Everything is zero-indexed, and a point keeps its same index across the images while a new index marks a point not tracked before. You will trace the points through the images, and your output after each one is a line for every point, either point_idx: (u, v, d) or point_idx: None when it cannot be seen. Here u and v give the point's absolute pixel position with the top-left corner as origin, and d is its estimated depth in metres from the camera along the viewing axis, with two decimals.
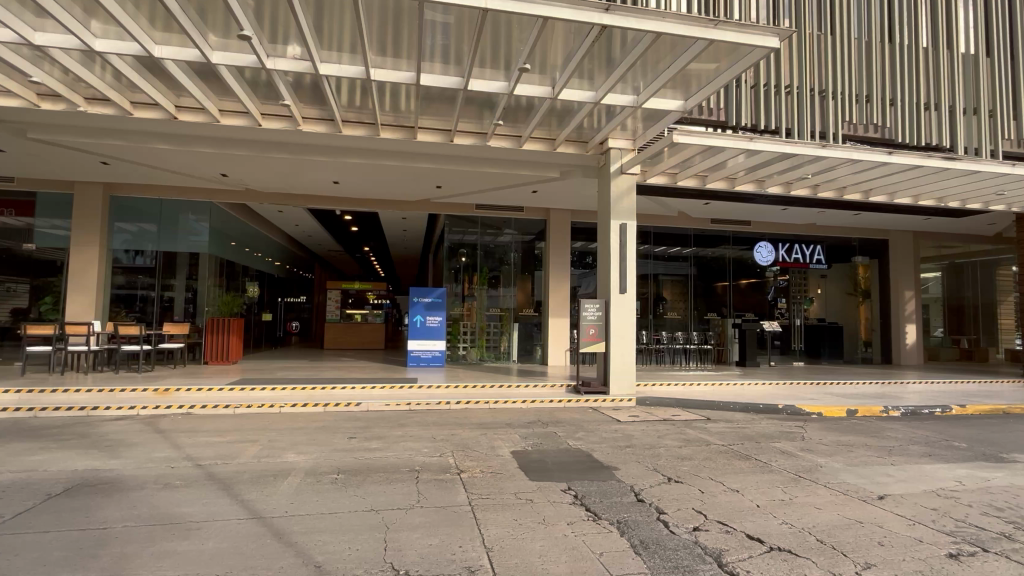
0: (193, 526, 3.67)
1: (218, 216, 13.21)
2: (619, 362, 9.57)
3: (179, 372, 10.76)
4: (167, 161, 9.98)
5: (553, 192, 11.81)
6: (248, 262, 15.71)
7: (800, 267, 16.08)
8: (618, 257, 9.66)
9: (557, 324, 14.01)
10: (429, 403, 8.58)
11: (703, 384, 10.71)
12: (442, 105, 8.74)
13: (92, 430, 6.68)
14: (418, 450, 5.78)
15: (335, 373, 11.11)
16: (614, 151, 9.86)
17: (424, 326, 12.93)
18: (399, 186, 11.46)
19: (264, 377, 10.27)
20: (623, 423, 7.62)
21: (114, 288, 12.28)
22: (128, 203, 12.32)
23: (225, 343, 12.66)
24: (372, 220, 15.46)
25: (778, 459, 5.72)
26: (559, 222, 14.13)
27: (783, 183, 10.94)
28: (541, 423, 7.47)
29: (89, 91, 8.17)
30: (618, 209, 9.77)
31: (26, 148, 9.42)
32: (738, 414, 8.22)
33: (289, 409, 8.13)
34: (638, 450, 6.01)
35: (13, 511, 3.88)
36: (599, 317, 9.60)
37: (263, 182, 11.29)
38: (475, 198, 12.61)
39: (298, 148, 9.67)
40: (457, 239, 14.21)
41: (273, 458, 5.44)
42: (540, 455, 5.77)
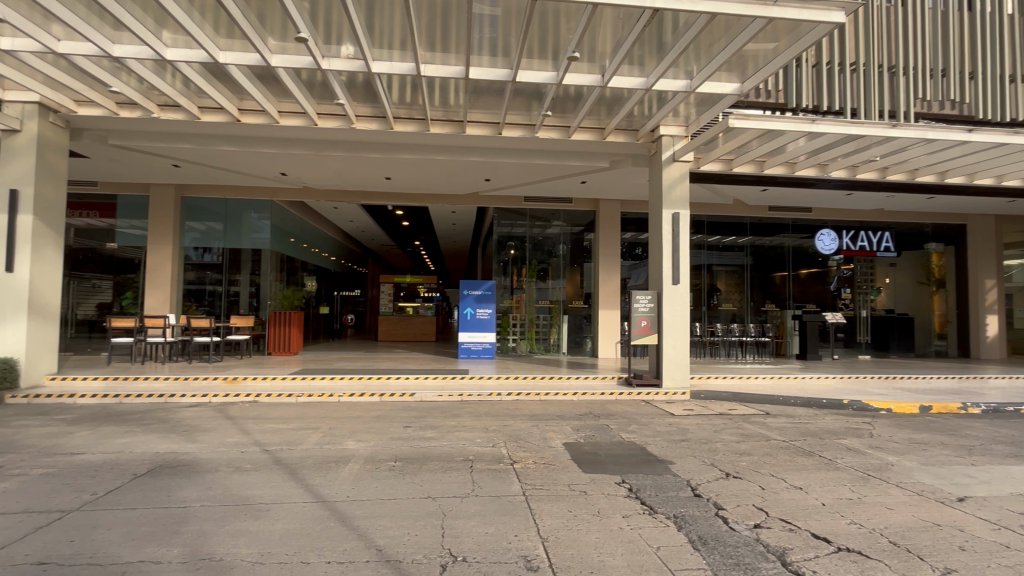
0: (263, 507, 3.88)
1: (278, 214, 13.74)
2: (673, 354, 9.36)
3: (245, 363, 11.35)
4: (231, 162, 10.49)
5: (603, 182, 11.64)
6: (306, 257, 16.33)
7: (866, 255, 15.21)
8: (671, 249, 9.43)
9: (608, 316, 13.85)
10: (481, 394, 8.69)
11: (760, 378, 10.36)
12: (491, 98, 8.78)
13: (170, 415, 7.17)
14: (472, 440, 5.88)
15: (389, 364, 11.44)
16: (666, 138, 9.61)
17: (475, 319, 13.08)
18: (449, 180, 11.59)
19: (323, 367, 10.69)
20: (677, 416, 7.48)
21: (184, 284, 13.09)
22: (197, 203, 13.04)
23: (285, 335, 13.17)
24: (422, 214, 15.74)
25: (845, 457, 5.47)
26: (609, 213, 13.92)
27: (849, 166, 10.34)
28: (593, 416, 7.43)
29: (161, 98, 8.68)
30: (670, 199, 9.53)
31: (107, 154, 10.13)
32: (800, 409, 7.90)
33: (348, 398, 8.43)
34: (694, 444, 5.88)
35: (104, 489, 4.21)
36: (652, 308, 9.41)
37: (319, 179, 11.69)
38: (524, 190, 12.60)
39: (352, 145, 9.94)
40: (506, 231, 14.20)
41: (334, 445, 5.67)
42: (593, 447, 5.75)
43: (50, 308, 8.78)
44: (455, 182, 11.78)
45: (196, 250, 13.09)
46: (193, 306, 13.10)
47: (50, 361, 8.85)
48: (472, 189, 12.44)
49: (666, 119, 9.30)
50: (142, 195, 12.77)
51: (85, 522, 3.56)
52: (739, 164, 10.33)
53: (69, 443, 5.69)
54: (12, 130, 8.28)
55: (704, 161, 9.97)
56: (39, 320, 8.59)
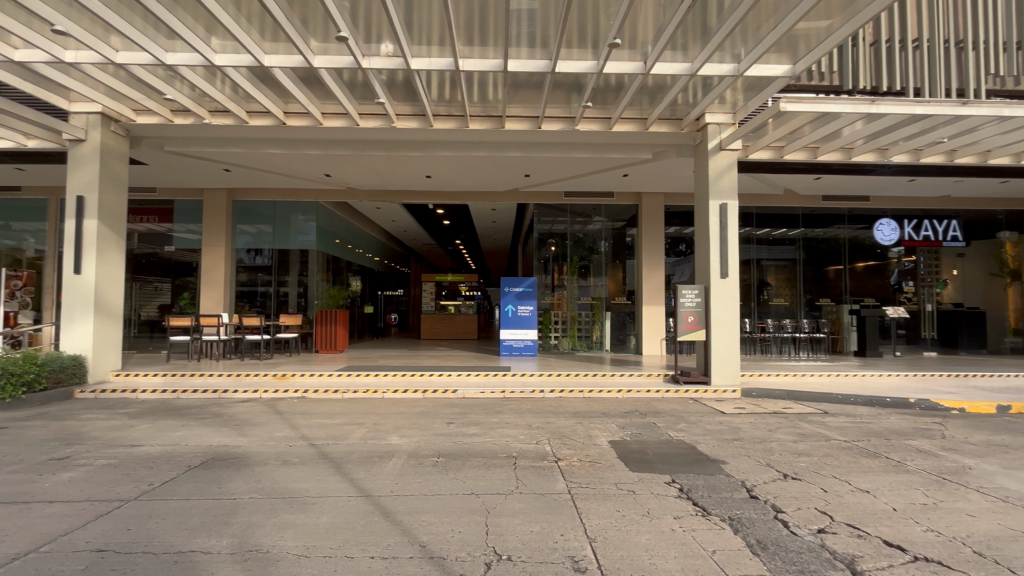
0: (309, 501, 3.91)
1: (324, 215, 14.07)
2: (722, 351, 9.00)
3: (294, 360, 11.64)
4: (278, 164, 10.78)
5: (645, 175, 11.35)
6: (351, 257, 16.66)
7: (931, 246, 14.28)
8: (719, 241, 9.08)
9: (653, 312, 13.51)
10: (523, 391, 8.61)
11: (816, 375, 9.83)
12: (530, 91, 8.70)
13: (223, 410, 7.40)
14: (515, 436, 5.80)
15: (432, 361, 11.50)
16: (712, 126, 9.26)
17: (516, 316, 13.00)
18: (489, 177, 11.56)
19: (368, 365, 10.85)
20: (728, 415, 7.19)
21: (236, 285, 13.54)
22: (247, 207, 13.49)
23: (331, 333, 13.48)
24: (463, 212, 15.79)
25: (916, 459, 5.09)
26: (652, 207, 13.58)
27: (912, 150, 9.70)
28: (639, 413, 7.23)
29: (212, 104, 9.00)
30: (717, 189, 9.18)
31: (163, 160, 10.57)
32: (862, 408, 7.45)
33: (392, 395, 8.51)
34: (747, 444, 5.61)
35: (160, 480, 4.35)
36: (698, 303, 9.10)
37: (362, 179, 11.87)
38: (564, 185, 12.43)
39: (393, 145, 10.03)
40: (547, 228, 14.07)
41: (378, 440, 5.70)
42: (640, 445, 5.58)
43: (114, 307, 9.25)
44: (495, 179, 11.73)
45: (247, 252, 13.53)
46: (244, 305, 13.55)
47: (114, 358, 9.32)
48: (512, 185, 12.37)
49: (711, 106, 8.98)
50: (196, 200, 13.31)
51: (141, 512, 3.66)
52: (791, 152, 9.86)
53: (129, 435, 5.94)
54: (77, 140, 8.76)
55: (753, 149, 9.57)
56: (104, 319, 9.06)
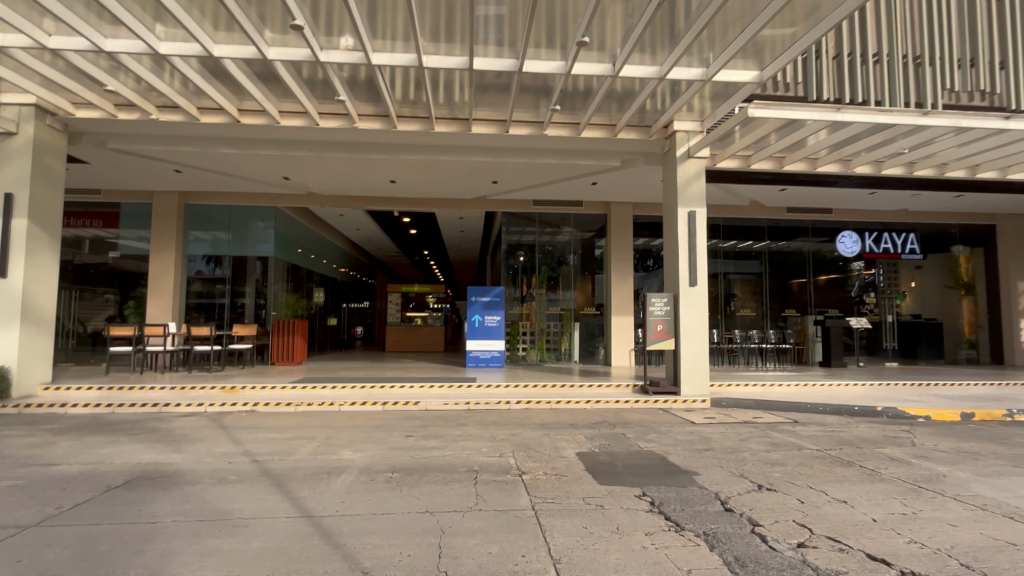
0: (240, 523, 3.46)
1: (283, 222, 13.52)
2: (691, 361, 8.85)
3: (248, 372, 11.00)
4: (233, 165, 10.25)
5: (614, 183, 11.25)
6: (313, 266, 16.06)
7: (890, 258, 14.60)
8: (687, 248, 9.00)
9: (622, 323, 13.36)
10: (489, 402, 8.24)
11: (785, 385, 9.77)
12: (497, 94, 8.50)
13: (162, 425, 6.81)
14: (477, 449, 5.44)
15: (395, 373, 11.04)
16: (681, 134, 9.22)
17: (483, 326, 12.65)
18: (456, 183, 11.27)
19: (327, 377, 10.31)
20: (699, 424, 6.99)
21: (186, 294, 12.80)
22: (202, 212, 12.87)
23: (290, 344, 12.89)
24: (430, 221, 15.43)
25: (889, 467, 4.94)
26: (621, 217, 13.50)
27: (873, 161, 9.85)
28: (608, 424, 6.96)
29: (160, 99, 8.48)
30: (685, 196, 9.10)
31: (107, 158, 9.92)
32: (831, 417, 7.36)
33: (349, 408, 8.04)
34: (719, 454, 5.39)
35: (71, 502, 3.83)
36: (667, 311, 8.93)
37: (323, 184, 11.42)
38: (532, 192, 12.24)
39: (355, 147, 9.65)
40: (515, 238, 13.82)
41: (328, 455, 5.26)
42: (609, 457, 5.29)
43: (45, 315, 8.53)
44: (462, 185, 11.44)
45: (200, 258, 12.86)
46: (197, 315, 12.80)
47: (44, 369, 8.57)
48: (480, 192, 12.13)
49: (679, 113, 8.95)
50: (145, 203, 12.59)
51: (38, 540, 3.17)
52: (757, 161, 9.89)
53: (47, 453, 5.34)
54: (8, 133, 8.10)
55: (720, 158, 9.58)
56: (33, 327, 8.34)
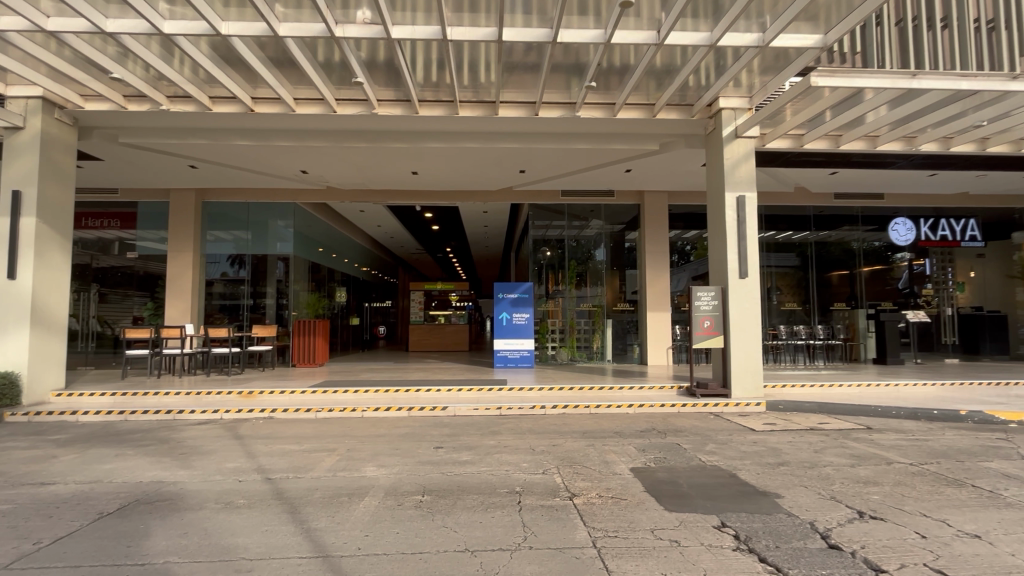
0: (244, 566, 2.87)
1: (302, 219, 13.09)
2: (742, 360, 8.08)
3: (266, 375, 10.55)
4: (248, 159, 9.77)
5: (650, 169, 10.50)
6: (334, 265, 15.59)
7: (949, 246, 13.50)
8: (736, 237, 8.21)
9: (658, 320, 12.57)
10: (522, 407, 7.60)
11: (846, 386, 8.86)
12: (526, 74, 7.86)
13: (173, 435, 6.32)
14: (517, 465, 4.80)
15: (420, 375, 10.46)
16: (727, 111, 8.43)
17: (511, 324, 12.01)
18: (481, 173, 10.64)
19: (349, 380, 9.79)
20: (761, 432, 6.23)
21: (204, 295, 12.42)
22: (219, 211, 12.49)
23: (311, 345, 12.40)
24: (452, 215, 14.86)
25: (1009, 487, 4.15)
26: (654, 207, 12.73)
27: (941, 138, 8.91)
28: (658, 432, 6.25)
29: (171, 88, 8.02)
30: (732, 180, 8.31)
31: (120, 154, 9.53)
32: (909, 423, 6.53)
33: (373, 413, 7.48)
34: (798, 471, 4.64)
35: (53, 535, 3.29)
36: (715, 306, 8.19)
37: (342, 177, 10.90)
38: (561, 182, 11.54)
39: (375, 135, 9.08)
40: (542, 233, 13.15)
41: (350, 472, 4.68)
42: (669, 474, 4.59)
43: (56, 318, 8.16)
44: (487, 175, 10.81)
45: (219, 257, 12.48)
46: (217, 316, 12.43)
47: (56, 374, 8.21)
48: (506, 183, 11.47)
49: (725, 89, 8.18)
50: (161, 202, 12.22)
51: None
52: (810, 141, 9.05)
53: (45, 469, 4.86)
54: (14, 128, 7.72)
55: (770, 138, 8.76)
56: (44, 331, 7.97)
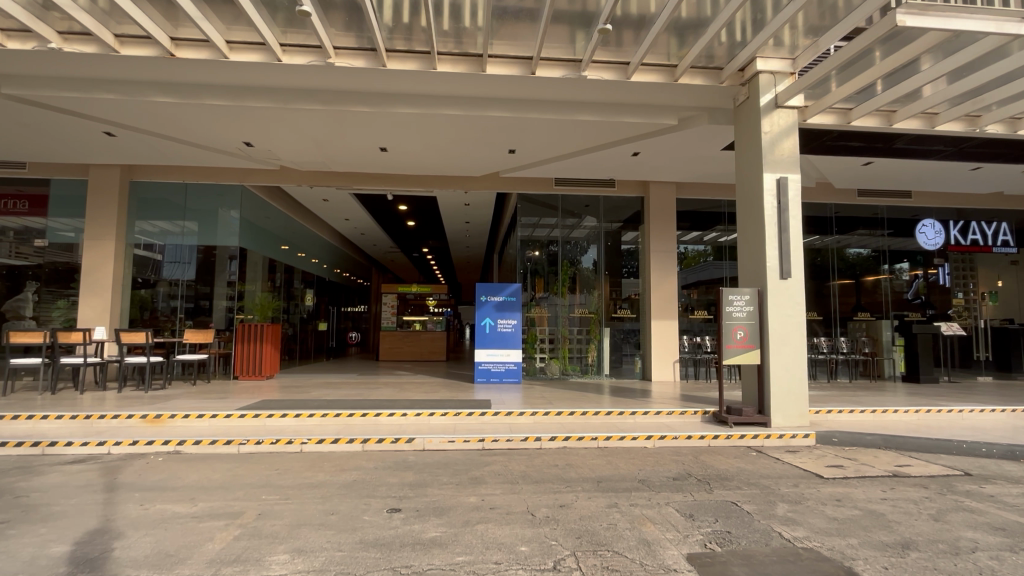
0: None
1: (253, 207, 11.23)
2: (782, 380, 6.52)
3: (195, 392, 8.63)
4: (175, 125, 7.91)
5: (662, 152, 8.95)
6: (295, 262, 13.68)
7: (980, 252, 12.24)
8: (776, 228, 6.67)
9: (664, 329, 10.98)
10: (510, 440, 5.86)
11: (902, 412, 7.17)
12: (522, 22, 6.21)
13: (18, 484, 4.45)
14: (513, 551, 3.10)
15: (385, 392, 8.66)
16: (765, 75, 6.91)
17: (495, 332, 10.31)
18: (462, 152, 8.97)
19: (295, 398, 7.95)
20: (835, 482, 4.63)
21: (128, 294, 10.41)
22: (151, 194, 10.54)
23: (256, 354, 10.48)
24: (429, 207, 13.16)
25: None
26: (660, 200, 11.21)
27: (1010, 118, 7.54)
28: (698, 482, 4.60)
29: (63, 23, 6.13)
30: (773, 158, 6.76)
31: (10, 113, 7.59)
32: (1016, 468, 5.02)
33: (315, 447, 5.68)
34: (944, 563, 3.02)
35: None
36: (750, 313, 6.60)
37: (295, 153, 9.11)
38: (555, 166, 9.92)
39: (332, 96, 7.33)
40: (531, 229, 11.46)
41: (246, 565, 2.91)
42: (752, 569, 2.94)
43: None
44: (469, 155, 9.11)
45: (151, 249, 10.54)
46: (145, 318, 10.42)
47: None
48: (491, 166, 9.80)
49: (762, 49, 6.66)
50: (80, 180, 10.24)
51: None
52: (857, 120, 7.61)
53: None
54: None
55: (812, 112, 7.28)
56: None
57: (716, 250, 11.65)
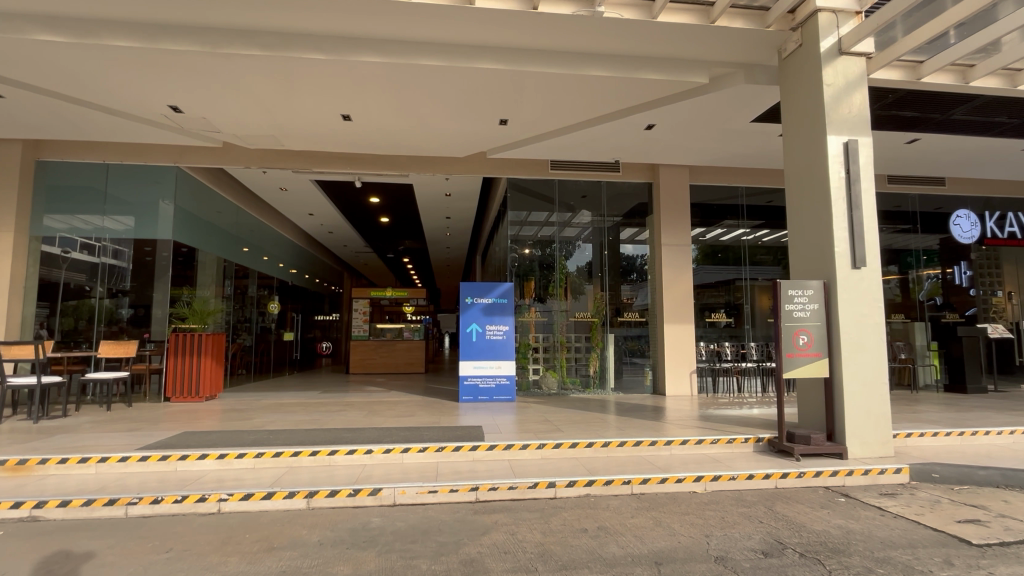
0: None
1: (194, 194, 9.47)
2: (858, 397, 5.07)
3: (106, 420, 6.81)
4: (75, 77, 6.18)
5: (682, 123, 7.51)
6: (253, 264, 11.97)
7: (1016, 246, 11.18)
8: (846, 204, 5.25)
9: (678, 334, 9.53)
10: (513, 488, 4.26)
11: (999, 432, 5.75)
12: None
13: None
14: None
15: (349, 416, 6.98)
16: (826, 15, 5.47)
17: (483, 341, 8.74)
18: (443, 121, 7.42)
19: (232, 427, 6.23)
20: (1005, 555, 3.13)
21: (49, 302, 8.55)
22: (63, 177, 8.73)
23: (194, 370, 8.66)
24: (405, 199, 11.55)
25: None
26: (672, 187, 9.78)
27: None
28: (806, 561, 3.06)
29: None
30: (838, 117, 5.36)
31: None
32: None
33: (239, 506, 4.02)
34: None
35: None
36: (816, 313, 5.18)
37: (238, 123, 7.44)
38: (554, 145, 8.43)
39: (277, 40, 5.71)
40: (522, 220, 9.93)
41: None
42: None
43: None
44: (452, 125, 7.55)
45: (85, 251, 8.76)
46: (71, 329, 8.56)
47: None
48: (478, 142, 8.25)
49: None
50: None
51: None
52: (925, 77, 6.26)
53: None
54: None
55: (876, 66, 5.90)
56: None
57: (720, 248, 10.30)
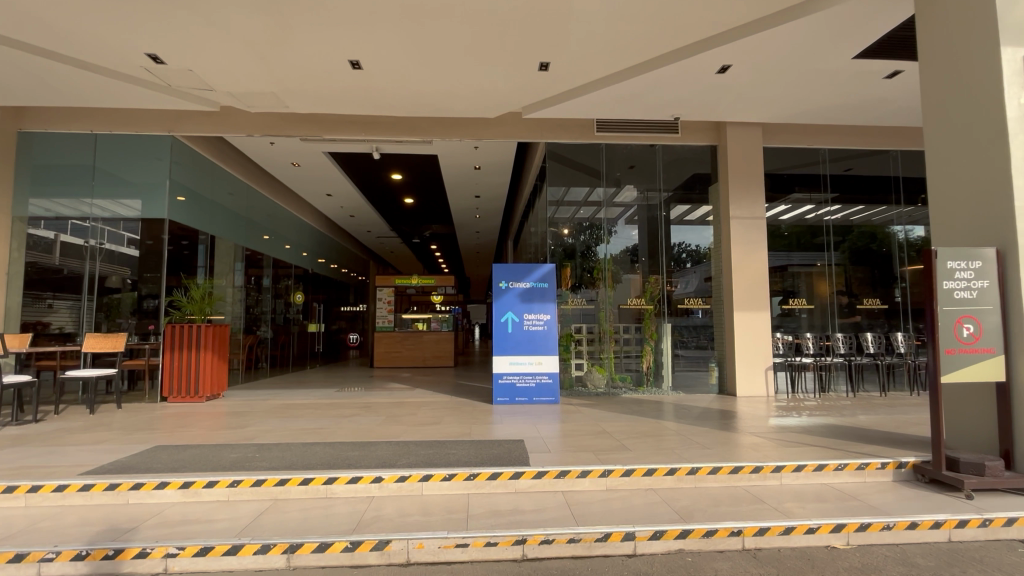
0: None
1: (195, 169, 8.45)
2: None
3: (83, 425, 5.83)
4: (28, 17, 5.13)
5: (766, 62, 6.04)
6: (271, 251, 11.05)
7: None
8: None
9: (750, 323, 8.08)
10: (575, 541, 3.01)
11: None
12: None
13: None
14: None
15: (364, 423, 5.82)
16: None
17: (521, 332, 7.50)
18: (470, 67, 6.14)
19: (222, 438, 5.13)
20: None
21: (77, 294, 7.73)
22: (49, 150, 7.83)
23: (193, 366, 7.70)
24: (431, 175, 10.39)
25: None
26: (740, 150, 8.28)
27: None
28: None
29: None
30: (1016, 20, 3.85)
31: None
32: None
33: (192, 566, 2.87)
34: None
35: None
36: (988, 292, 3.76)
37: (231, 76, 6.31)
38: (603, 99, 7.06)
39: None
40: (564, 193, 8.59)
41: None
42: None
43: None
44: (482, 72, 6.26)
45: (77, 234, 7.83)
46: (81, 322, 7.69)
47: None
48: (512, 96, 6.95)
49: None
50: None
51: None
52: None
53: None
54: None
55: None
56: None
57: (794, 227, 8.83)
